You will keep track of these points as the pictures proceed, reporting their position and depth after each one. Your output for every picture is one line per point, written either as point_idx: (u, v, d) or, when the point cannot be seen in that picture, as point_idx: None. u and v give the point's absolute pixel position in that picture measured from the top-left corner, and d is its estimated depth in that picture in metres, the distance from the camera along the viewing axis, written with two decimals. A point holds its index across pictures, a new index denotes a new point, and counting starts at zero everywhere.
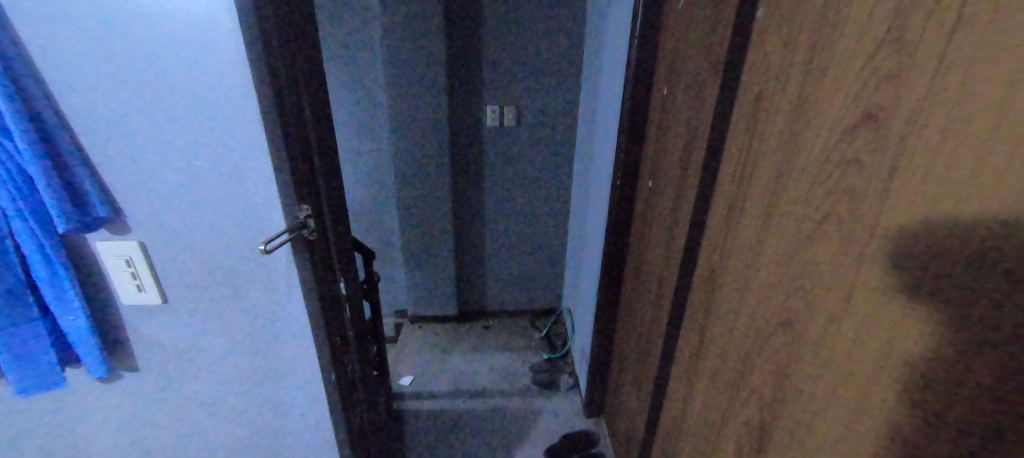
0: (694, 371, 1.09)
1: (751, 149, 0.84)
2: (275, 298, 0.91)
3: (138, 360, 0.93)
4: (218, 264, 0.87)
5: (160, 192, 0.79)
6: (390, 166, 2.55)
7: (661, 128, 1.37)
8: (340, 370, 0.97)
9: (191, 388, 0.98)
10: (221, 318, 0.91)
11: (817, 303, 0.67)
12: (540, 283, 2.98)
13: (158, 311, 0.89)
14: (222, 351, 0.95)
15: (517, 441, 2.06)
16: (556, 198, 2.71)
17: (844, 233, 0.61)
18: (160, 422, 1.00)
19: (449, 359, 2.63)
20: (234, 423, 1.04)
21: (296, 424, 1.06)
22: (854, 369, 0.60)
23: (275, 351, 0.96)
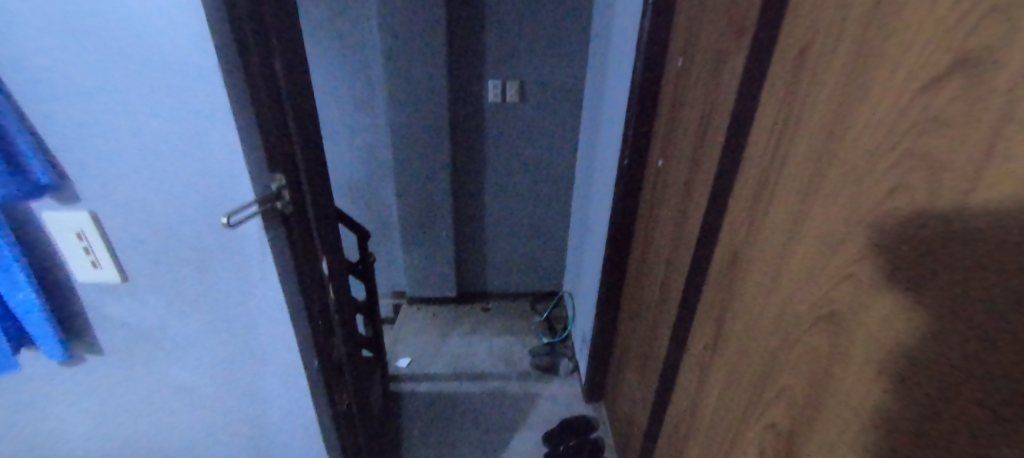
0: (709, 369, 1.01)
1: (795, 122, 0.72)
2: (248, 279, 0.78)
3: (100, 348, 0.81)
4: (179, 239, 0.73)
5: (109, 152, 0.65)
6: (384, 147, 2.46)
7: (680, 102, 1.25)
8: (328, 361, 0.86)
9: (155, 380, 0.86)
10: (187, 302, 0.79)
11: (867, 307, 0.56)
12: (543, 266, 2.89)
13: (117, 292, 0.76)
14: (190, 338, 0.83)
15: (516, 426, 2.02)
16: (560, 179, 2.60)
17: (908, 221, 0.49)
18: (119, 415, 0.89)
19: (447, 340, 2.60)
20: (207, 414, 0.93)
21: (277, 414, 0.97)
22: (911, 388, 0.49)
23: (253, 338, 0.85)
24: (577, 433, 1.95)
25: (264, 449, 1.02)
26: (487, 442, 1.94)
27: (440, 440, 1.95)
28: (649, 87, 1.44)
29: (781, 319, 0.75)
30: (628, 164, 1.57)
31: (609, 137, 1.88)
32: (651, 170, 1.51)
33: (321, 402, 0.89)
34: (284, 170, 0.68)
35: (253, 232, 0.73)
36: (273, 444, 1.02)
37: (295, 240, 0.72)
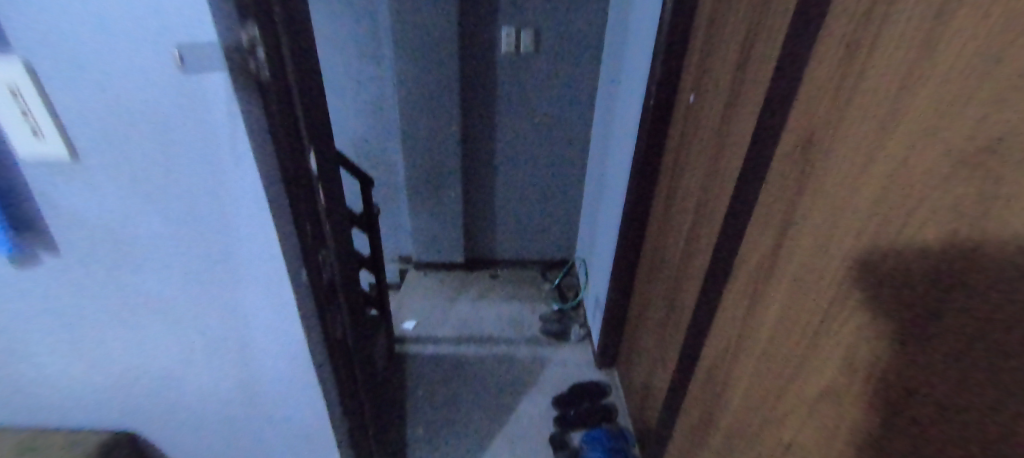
0: (749, 325, 0.92)
1: (870, 23, 0.60)
2: (224, 177, 0.60)
3: (53, 251, 0.63)
4: (145, 155, 0.57)
5: (40, 31, 0.47)
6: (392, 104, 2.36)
7: (716, 31, 1.12)
8: (322, 285, 0.72)
9: (123, 305, 0.70)
10: (151, 205, 0.61)
11: (947, 224, 0.46)
12: (554, 231, 2.80)
13: (64, 187, 0.57)
14: (155, 253, 0.65)
15: (524, 390, 1.97)
16: (574, 138, 2.48)
17: (1009, 115, 0.39)
18: (81, 346, 0.73)
19: (454, 305, 2.54)
20: (187, 354, 0.77)
21: (270, 363, 0.80)
22: (999, 317, 0.40)
23: (242, 298, 0.71)
24: (589, 398, 1.91)
25: (253, 430, 0.91)
26: (497, 408, 1.88)
27: (446, 401, 1.91)
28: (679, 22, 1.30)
29: (838, 261, 0.64)
30: (654, 108, 1.42)
31: (631, 86, 1.74)
32: (681, 109, 1.37)
33: (313, 341, 0.76)
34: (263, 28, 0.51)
35: (222, 108, 0.54)
36: (266, 424, 0.90)
37: (279, 125, 0.57)
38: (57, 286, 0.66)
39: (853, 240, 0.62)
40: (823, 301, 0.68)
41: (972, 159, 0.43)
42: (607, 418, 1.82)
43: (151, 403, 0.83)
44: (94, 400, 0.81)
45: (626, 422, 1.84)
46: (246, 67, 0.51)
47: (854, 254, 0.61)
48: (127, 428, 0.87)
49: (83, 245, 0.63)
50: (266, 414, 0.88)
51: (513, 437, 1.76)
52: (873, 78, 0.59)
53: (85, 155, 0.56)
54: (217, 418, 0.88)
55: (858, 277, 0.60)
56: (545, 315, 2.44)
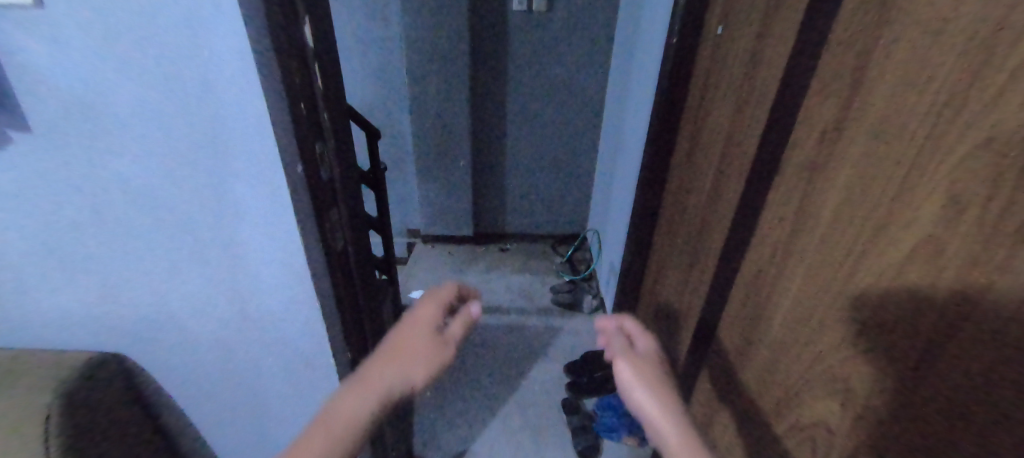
0: (789, 248, 0.86)
1: None
2: (201, 25, 0.51)
3: (24, 126, 0.55)
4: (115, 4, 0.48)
5: None
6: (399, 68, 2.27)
7: None
8: (319, 187, 0.65)
9: (93, 197, 0.61)
10: (117, 61, 0.52)
11: None
12: (566, 202, 2.70)
13: (26, 40, 0.49)
14: (126, 126, 0.56)
15: (534, 358, 1.90)
16: (588, 103, 2.37)
17: None
18: (50, 247, 0.65)
19: (463, 277, 2.47)
20: (175, 260, 0.69)
21: (264, 270, 0.73)
22: None
23: (233, 197, 0.64)
24: (603, 365, 1.81)
25: (249, 357, 0.85)
26: (506, 376, 1.81)
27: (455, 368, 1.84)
28: None
29: (923, 155, 0.55)
30: (677, 48, 1.33)
31: (653, 33, 1.61)
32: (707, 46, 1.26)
33: (312, 252, 0.69)
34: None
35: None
36: (261, 351, 0.84)
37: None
38: (17, 173, 0.58)
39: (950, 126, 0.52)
40: (884, 200, 0.62)
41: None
42: None
43: (136, 319, 0.76)
44: (72, 315, 0.74)
45: None
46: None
47: (953, 141, 0.51)
48: (111, 349, 0.80)
49: (44, 120, 0.54)
50: (262, 333, 0.82)
51: (522, 402, 1.70)
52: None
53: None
54: (209, 340, 0.81)
55: (956, 169, 0.51)
56: (556, 286, 2.33)
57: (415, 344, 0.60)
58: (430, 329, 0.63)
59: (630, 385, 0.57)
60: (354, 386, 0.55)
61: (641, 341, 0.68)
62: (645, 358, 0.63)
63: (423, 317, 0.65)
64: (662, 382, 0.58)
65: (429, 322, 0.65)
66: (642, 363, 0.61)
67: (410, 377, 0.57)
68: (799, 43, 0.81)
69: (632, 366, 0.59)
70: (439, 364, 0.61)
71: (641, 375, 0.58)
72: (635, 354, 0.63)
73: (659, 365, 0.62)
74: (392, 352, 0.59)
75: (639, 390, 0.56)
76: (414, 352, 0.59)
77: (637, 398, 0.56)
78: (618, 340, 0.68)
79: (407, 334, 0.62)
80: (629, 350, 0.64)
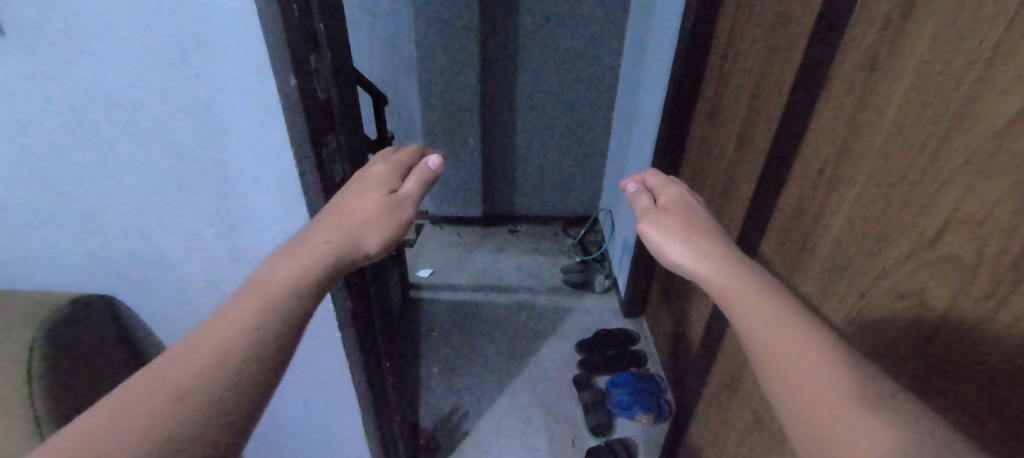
0: (826, 185, 0.76)
1: None
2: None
3: None
4: None
5: None
6: (404, 35, 1.97)
7: None
8: (315, 103, 0.58)
9: (69, 103, 0.55)
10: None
11: None
12: (579, 186, 2.46)
13: None
14: (98, 16, 0.49)
15: (544, 336, 1.83)
16: (605, 77, 2.12)
17: None
18: (32, 164, 0.60)
19: (473, 256, 2.32)
20: (161, 190, 0.63)
21: (256, 201, 0.65)
22: None
23: (218, 115, 0.57)
24: (615, 344, 1.76)
25: None
26: (515, 353, 1.75)
27: (463, 346, 1.78)
28: None
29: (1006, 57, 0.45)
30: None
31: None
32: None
33: (307, 178, 0.63)
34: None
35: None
36: None
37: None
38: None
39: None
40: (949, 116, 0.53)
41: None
42: (637, 363, 1.69)
43: (125, 252, 0.71)
44: (60, 243, 0.69)
45: (657, 369, 1.71)
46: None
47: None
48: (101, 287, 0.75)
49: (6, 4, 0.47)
50: (255, 277, 0.75)
51: (532, 379, 1.64)
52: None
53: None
54: (201, 281, 0.75)
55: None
56: (567, 266, 2.23)
57: (362, 203, 0.55)
58: (381, 186, 0.58)
59: (661, 245, 0.54)
60: (295, 251, 0.49)
61: (667, 189, 0.61)
62: (672, 208, 0.58)
63: (373, 176, 0.59)
64: (695, 229, 0.54)
65: (380, 180, 0.59)
66: (670, 215, 0.56)
67: (360, 235, 0.53)
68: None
69: (659, 222, 0.56)
70: (392, 220, 0.56)
71: (670, 228, 0.54)
72: (662, 209, 0.58)
73: (692, 214, 0.57)
74: (339, 214, 0.54)
75: (672, 238, 0.53)
76: (362, 212, 0.55)
77: (669, 248, 0.53)
78: (640, 197, 0.62)
79: (355, 195, 0.57)
80: (654, 206, 0.59)
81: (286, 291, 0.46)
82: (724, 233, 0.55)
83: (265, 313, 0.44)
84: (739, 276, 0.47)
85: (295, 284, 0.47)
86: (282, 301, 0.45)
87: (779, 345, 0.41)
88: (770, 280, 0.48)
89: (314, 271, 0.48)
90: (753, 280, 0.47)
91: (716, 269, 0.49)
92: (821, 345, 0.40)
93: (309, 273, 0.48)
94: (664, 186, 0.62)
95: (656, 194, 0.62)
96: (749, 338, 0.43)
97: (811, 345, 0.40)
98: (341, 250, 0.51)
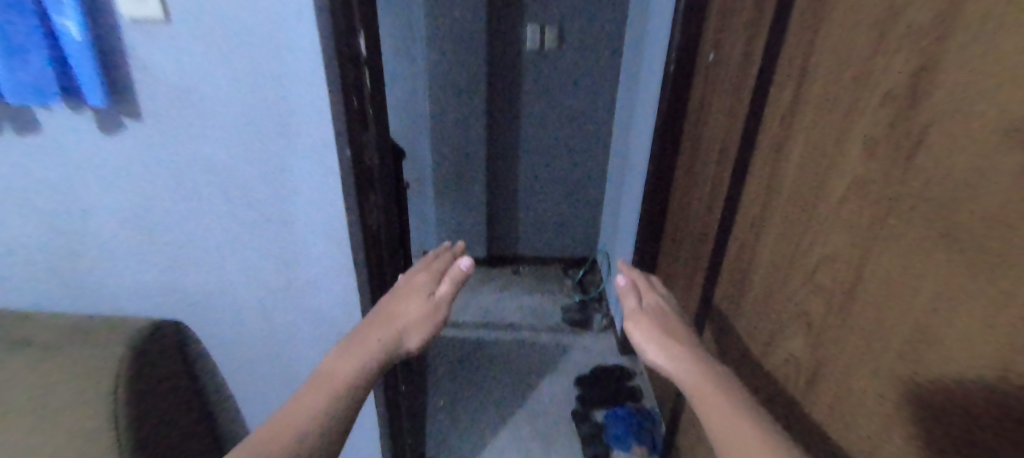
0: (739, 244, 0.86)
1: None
2: (284, 29, 0.66)
3: (137, 110, 0.71)
4: (222, 21, 0.65)
5: None
6: (415, 96, 2.04)
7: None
8: (363, 166, 0.76)
9: (183, 166, 0.75)
10: (221, 59, 0.67)
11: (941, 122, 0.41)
12: (576, 234, 2.45)
13: (150, 39, 0.66)
14: (215, 108, 0.71)
15: (543, 373, 1.89)
16: (599, 130, 2.13)
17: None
18: (143, 214, 0.79)
19: (479, 296, 2.34)
20: (237, 232, 0.82)
21: (309, 238, 0.83)
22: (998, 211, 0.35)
23: (288, 175, 0.77)
24: (612, 382, 1.80)
25: (287, 330, 0.95)
26: (515, 389, 1.81)
27: (467, 384, 1.84)
28: None
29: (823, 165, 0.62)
30: (674, 73, 1.21)
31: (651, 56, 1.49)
32: (701, 70, 1.16)
33: (352, 221, 0.80)
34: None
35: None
36: (298, 324, 0.94)
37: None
38: (127, 144, 0.73)
39: (861, 128, 0.53)
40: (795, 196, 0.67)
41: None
42: (632, 397, 1.75)
43: (196, 282, 0.87)
44: (145, 276, 0.86)
45: (651, 404, 1.75)
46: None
47: (857, 136, 0.54)
48: (171, 311, 0.91)
49: (154, 101, 0.70)
50: (300, 300, 0.91)
51: (531, 412, 1.71)
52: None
53: (169, 8, 0.64)
54: (254, 305, 0.91)
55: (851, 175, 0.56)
56: (569, 306, 2.25)
57: (408, 307, 0.71)
58: (423, 292, 0.74)
59: (638, 343, 0.62)
60: (351, 348, 0.63)
61: (651, 294, 0.71)
62: (653, 312, 0.67)
63: (416, 283, 0.75)
64: (672, 333, 0.62)
65: (422, 286, 0.75)
66: (650, 318, 0.65)
67: (407, 332, 0.68)
68: (770, 43, 0.77)
69: (641, 323, 0.64)
70: (431, 320, 0.71)
71: (649, 330, 0.63)
72: (644, 311, 0.67)
73: (669, 318, 0.66)
74: (390, 314, 0.69)
75: (650, 337, 0.62)
76: (408, 314, 0.70)
77: (646, 346, 0.61)
78: (629, 296, 0.70)
79: (402, 300, 0.72)
80: (638, 306, 0.68)
81: (350, 377, 0.60)
82: (695, 335, 0.63)
83: (328, 402, 0.56)
84: (702, 375, 0.53)
85: (357, 373, 0.61)
86: (348, 386, 0.59)
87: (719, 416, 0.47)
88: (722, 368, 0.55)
89: (368, 366, 0.62)
90: (713, 379, 0.52)
91: (682, 366, 0.56)
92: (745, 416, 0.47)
93: (368, 364, 0.62)
94: (649, 289, 0.72)
95: (641, 295, 0.71)
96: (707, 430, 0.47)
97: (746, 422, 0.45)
98: (392, 345, 0.66)
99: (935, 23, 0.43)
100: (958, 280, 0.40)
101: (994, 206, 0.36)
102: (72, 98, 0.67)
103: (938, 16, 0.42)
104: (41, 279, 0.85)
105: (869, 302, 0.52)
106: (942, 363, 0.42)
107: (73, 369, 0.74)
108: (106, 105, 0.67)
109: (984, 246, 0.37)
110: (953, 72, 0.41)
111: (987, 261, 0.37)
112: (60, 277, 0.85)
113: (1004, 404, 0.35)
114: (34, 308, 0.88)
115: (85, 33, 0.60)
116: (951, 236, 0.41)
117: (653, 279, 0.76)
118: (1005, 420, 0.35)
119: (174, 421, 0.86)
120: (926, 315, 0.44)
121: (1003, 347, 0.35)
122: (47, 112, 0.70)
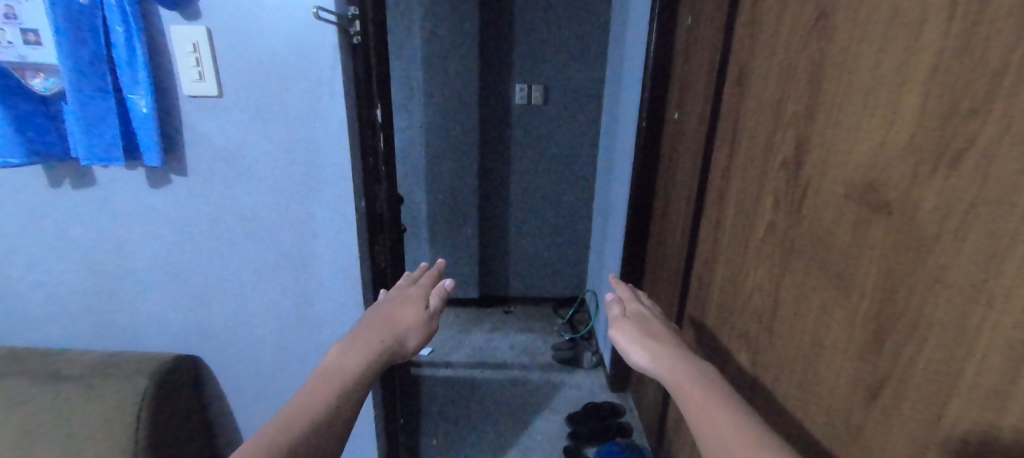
0: (707, 275, 0.93)
1: (785, 12, 0.65)
2: (319, 104, 0.80)
3: (184, 168, 0.83)
4: (267, 97, 0.79)
5: (220, 14, 0.74)
6: (413, 146, 2.19)
7: (686, 54, 1.15)
8: (374, 212, 0.87)
9: (219, 215, 0.87)
10: (263, 127, 0.81)
11: (827, 177, 0.54)
12: (565, 275, 2.52)
13: (207, 112, 0.79)
14: (252, 165, 0.83)
15: (535, 409, 1.78)
16: (583, 177, 2.29)
17: (872, 86, 0.47)
18: (178, 257, 0.90)
19: (470, 336, 2.28)
20: (260, 270, 0.92)
21: (326, 278, 0.93)
22: (873, 239, 0.46)
23: (311, 220, 0.88)
24: (603, 416, 1.70)
25: (295, 363, 1.00)
26: (506, 427, 1.69)
27: (458, 423, 1.71)
28: (670, 29, 1.27)
29: (752, 211, 0.73)
30: (645, 128, 1.36)
31: (625, 112, 1.67)
32: (666, 126, 1.31)
33: (362, 260, 0.89)
34: (358, 4, 0.75)
35: (327, 47, 0.76)
36: (308, 358, 1.00)
37: (358, 64, 0.78)
38: (171, 198, 0.85)
39: (770, 184, 0.67)
40: (738, 234, 0.78)
41: (872, 67, 0.47)
42: (622, 433, 1.62)
43: (217, 317, 0.96)
44: (173, 313, 0.95)
45: (642, 439, 1.63)
46: (347, 28, 0.75)
47: (767, 190, 0.68)
48: (190, 348, 0.99)
49: (200, 161, 0.83)
50: (313, 335, 0.98)
51: (524, 450, 1.58)
52: (799, 29, 0.60)
53: (223, 88, 0.78)
54: (270, 340, 0.99)
55: (769, 216, 0.67)
56: (558, 343, 2.18)
57: (405, 314, 0.71)
58: (418, 302, 0.75)
59: (628, 350, 0.64)
60: (354, 346, 0.64)
61: (635, 302, 0.73)
62: (637, 319, 0.68)
63: (408, 294, 0.77)
64: (652, 334, 0.64)
65: (417, 297, 0.76)
66: (633, 324, 0.67)
67: (404, 337, 0.68)
68: (710, 110, 0.92)
69: (624, 330, 0.66)
70: (427, 329, 0.72)
71: (631, 335, 0.65)
72: (627, 319, 0.69)
73: (651, 323, 0.67)
74: (386, 320, 0.70)
75: (635, 343, 0.63)
76: (406, 321, 0.70)
77: (633, 354, 0.63)
78: (612, 305, 0.73)
79: (398, 308, 0.73)
80: (621, 314, 0.70)
81: (352, 379, 0.59)
82: (677, 338, 0.64)
83: (339, 397, 0.56)
84: (686, 377, 0.54)
85: (358, 376, 0.60)
86: (348, 389, 0.58)
87: (702, 417, 0.48)
88: (706, 368, 0.56)
89: (372, 366, 0.62)
90: (694, 379, 0.53)
91: (664, 368, 0.58)
92: (726, 413, 0.47)
93: (368, 366, 0.62)
94: (632, 298, 0.74)
95: (625, 304, 0.73)
96: (692, 425, 0.49)
97: (725, 419, 0.46)
98: (390, 349, 0.65)
99: (805, 112, 0.58)
100: (830, 301, 0.53)
101: (846, 246, 0.50)
102: (130, 157, 0.79)
103: (805, 108, 0.58)
104: (75, 317, 0.94)
105: (781, 324, 0.64)
106: (832, 366, 0.53)
107: (104, 396, 0.82)
108: (162, 164, 0.79)
109: (843, 276, 0.51)
110: (818, 148, 0.55)
111: (844, 287, 0.51)
112: (92, 316, 0.94)
113: (865, 384, 0.48)
114: (64, 344, 0.96)
115: (154, 106, 0.73)
116: (830, 269, 0.53)
117: (639, 292, 0.78)
118: (873, 403, 0.47)
119: (185, 440, 0.93)
120: (814, 330, 0.56)
121: (861, 345, 0.48)
122: (105, 169, 0.82)
